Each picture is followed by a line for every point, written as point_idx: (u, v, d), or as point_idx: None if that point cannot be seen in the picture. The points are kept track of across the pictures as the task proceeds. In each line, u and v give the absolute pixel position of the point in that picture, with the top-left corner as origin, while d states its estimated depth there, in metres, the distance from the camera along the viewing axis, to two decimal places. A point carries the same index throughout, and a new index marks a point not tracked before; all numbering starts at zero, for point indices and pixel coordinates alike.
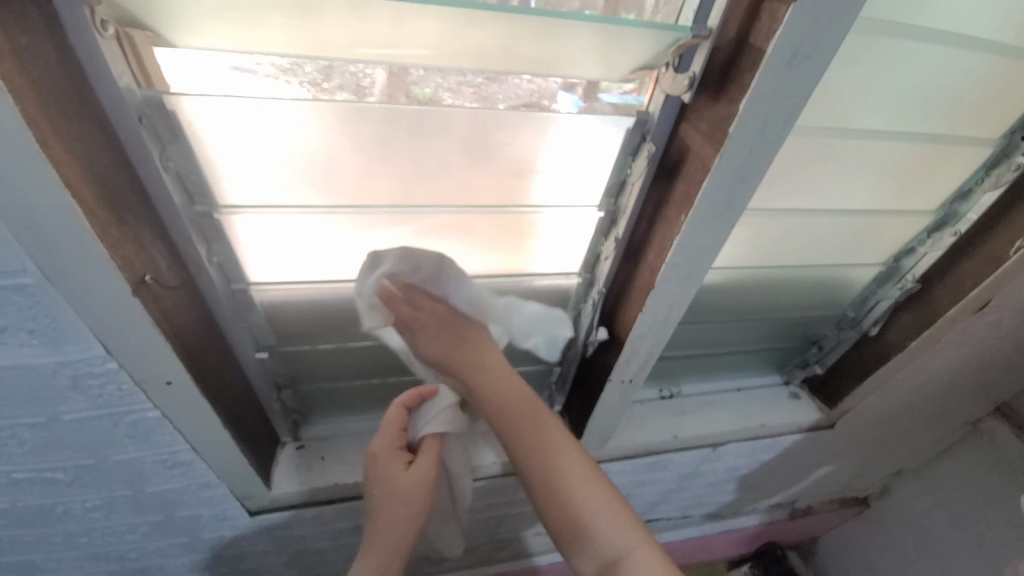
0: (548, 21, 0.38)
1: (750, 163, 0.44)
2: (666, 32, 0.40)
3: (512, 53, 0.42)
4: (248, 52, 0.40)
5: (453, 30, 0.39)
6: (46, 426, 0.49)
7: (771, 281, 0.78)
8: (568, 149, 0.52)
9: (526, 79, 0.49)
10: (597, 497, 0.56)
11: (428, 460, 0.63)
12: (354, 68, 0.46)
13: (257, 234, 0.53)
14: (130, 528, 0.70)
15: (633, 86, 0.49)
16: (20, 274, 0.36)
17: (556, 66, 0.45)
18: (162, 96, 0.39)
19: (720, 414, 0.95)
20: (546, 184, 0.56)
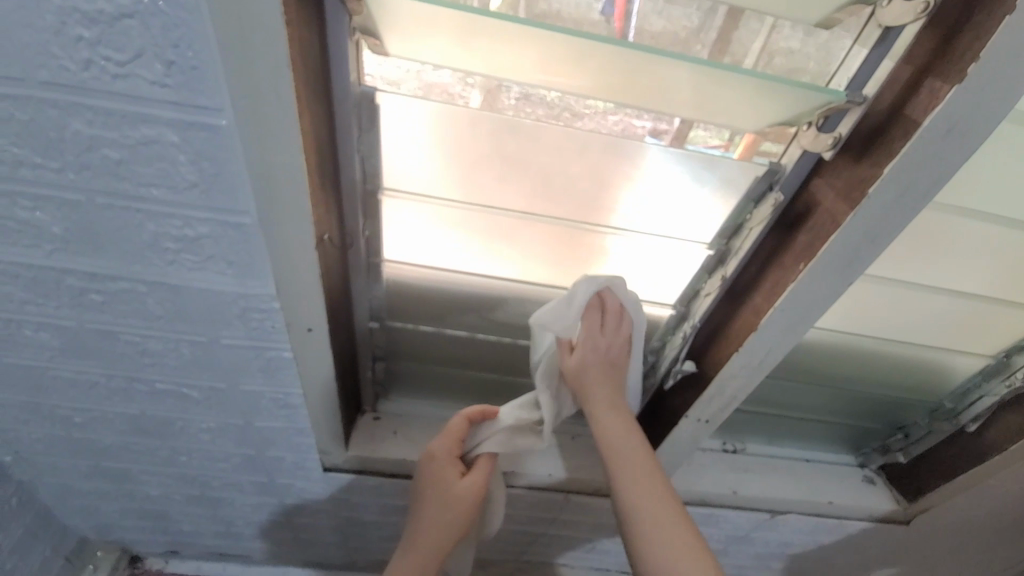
0: (659, 60, 0.42)
1: (878, 228, 0.46)
2: (771, 83, 0.43)
3: (640, 90, 0.47)
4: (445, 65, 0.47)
5: (623, 65, 0.44)
6: (203, 346, 0.58)
7: (866, 352, 0.76)
8: (665, 186, 0.56)
9: (614, 119, 0.54)
10: (694, 558, 0.58)
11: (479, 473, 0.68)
12: (451, 88, 0.53)
13: (400, 217, 0.61)
14: (226, 456, 0.78)
15: (720, 141, 0.55)
16: (243, 213, 0.44)
17: (687, 110, 0.49)
18: (374, 93, 0.47)
19: (785, 480, 0.91)
20: (637, 211, 0.59)
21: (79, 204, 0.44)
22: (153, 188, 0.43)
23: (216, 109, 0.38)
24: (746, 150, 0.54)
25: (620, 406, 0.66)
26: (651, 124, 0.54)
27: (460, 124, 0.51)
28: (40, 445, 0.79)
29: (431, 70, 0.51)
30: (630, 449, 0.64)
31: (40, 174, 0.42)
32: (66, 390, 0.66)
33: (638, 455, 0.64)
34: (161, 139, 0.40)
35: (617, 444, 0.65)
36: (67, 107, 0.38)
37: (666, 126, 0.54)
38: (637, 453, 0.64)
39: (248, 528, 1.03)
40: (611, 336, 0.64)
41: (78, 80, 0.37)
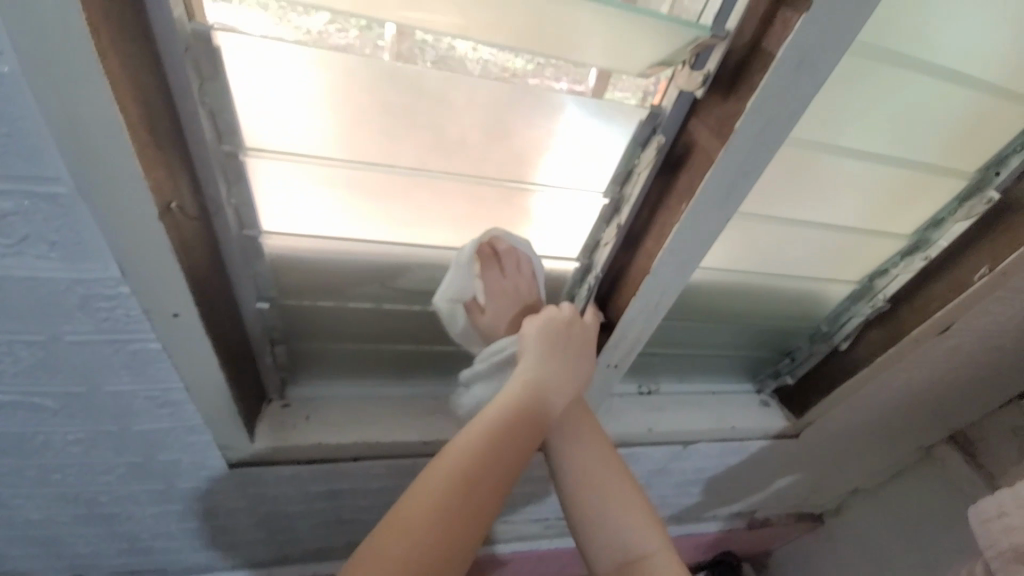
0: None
1: (746, 162, 0.48)
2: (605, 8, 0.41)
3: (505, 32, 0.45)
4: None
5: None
6: (47, 346, 0.50)
7: (755, 287, 0.82)
8: (575, 134, 0.55)
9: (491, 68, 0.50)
10: (629, 494, 0.57)
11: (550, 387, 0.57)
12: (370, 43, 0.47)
13: (273, 179, 0.55)
14: (109, 467, 0.69)
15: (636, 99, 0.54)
16: (55, 182, 0.37)
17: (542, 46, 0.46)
18: (212, 31, 0.41)
19: (696, 413, 0.99)
20: (557, 162, 0.58)
21: None
22: None
23: None
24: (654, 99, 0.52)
25: (585, 354, 0.61)
26: (568, 85, 0.52)
27: (332, 69, 0.46)
28: None
29: (336, 31, 0.45)
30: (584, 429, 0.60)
31: None
32: None
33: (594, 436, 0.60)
34: None
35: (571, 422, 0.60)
36: None
37: (582, 86, 0.52)
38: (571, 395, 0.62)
39: (159, 539, 0.94)
40: (518, 287, 0.62)
41: None
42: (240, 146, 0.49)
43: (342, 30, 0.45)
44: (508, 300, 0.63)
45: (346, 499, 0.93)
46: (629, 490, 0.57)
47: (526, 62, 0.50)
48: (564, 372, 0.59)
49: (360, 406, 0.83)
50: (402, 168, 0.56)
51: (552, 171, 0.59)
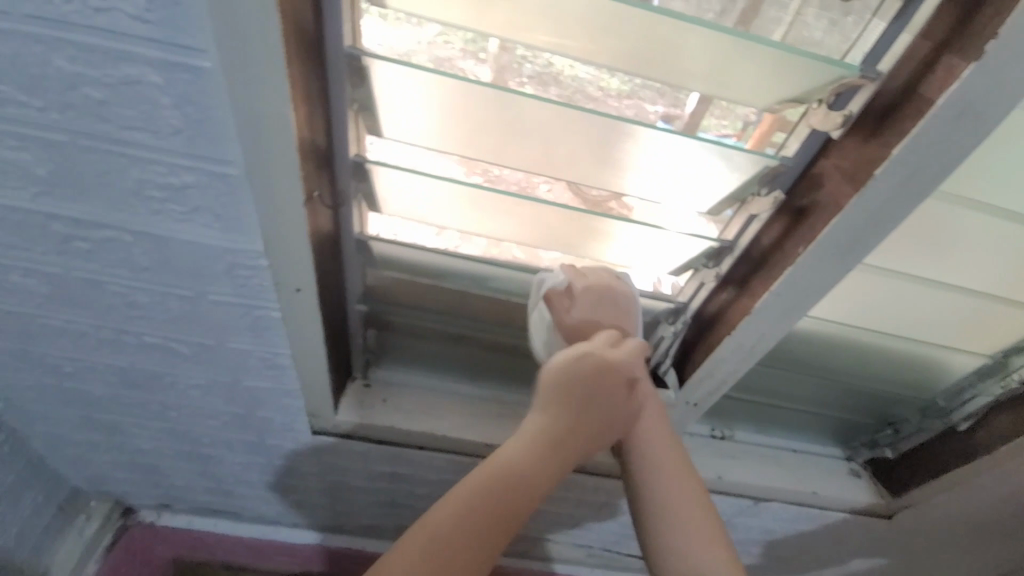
0: (651, 16, 0.41)
1: (883, 212, 0.45)
2: (724, 34, 0.41)
3: (631, 57, 0.45)
4: (443, 19, 0.44)
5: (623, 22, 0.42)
6: (191, 301, 0.57)
7: (861, 344, 0.75)
8: (658, 161, 0.51)
9: (616, 97, 0.50)
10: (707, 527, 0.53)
11: (615, 419, 0.53)
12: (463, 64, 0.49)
13: (392, 187, 0.58)
14: (216, 413, 0.78)
15: (733, 130, 0.51)
16: (229, 164, 0.43)
17: (658, 74, 0.46)
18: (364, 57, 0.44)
19: (772, 469, 0.92)
20: (644, 174, 0.53)
21: (63, 145, 0.43)
22: (136, 131, 0.41)
23: (200, 50, 0.36)
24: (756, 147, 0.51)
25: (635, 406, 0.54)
26: (664, 108, 0.51)
27: (444, 91, 0.47)
28: (31, 393, 0.78)
29: (443, 43, 0.48)
30: (668, 464, 0.56)
31: (22, 111, 0.41)
32: (56, 339, 0.65)
33: (678, 473, 0.56)
34: (144, 80, 0.38)
35: (653, 455, 0.56)
36: (48, 41, 0.37)
37: (679, 110, 0.51)
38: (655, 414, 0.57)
39: (240, 486, 1.04)
40: (605, 311, 0.56)
41: (58, 12, 0.35)
42: (366, 157, 0.53)
43: (447, 41, 0.47)
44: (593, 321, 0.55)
45: (404, 484, 0.97)
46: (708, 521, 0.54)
47: (620, 83, 0.50)
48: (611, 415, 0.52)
49: (432, 400, 0.87)
50: (490, 192, 0.56)
51: (637, 182, 0.54)
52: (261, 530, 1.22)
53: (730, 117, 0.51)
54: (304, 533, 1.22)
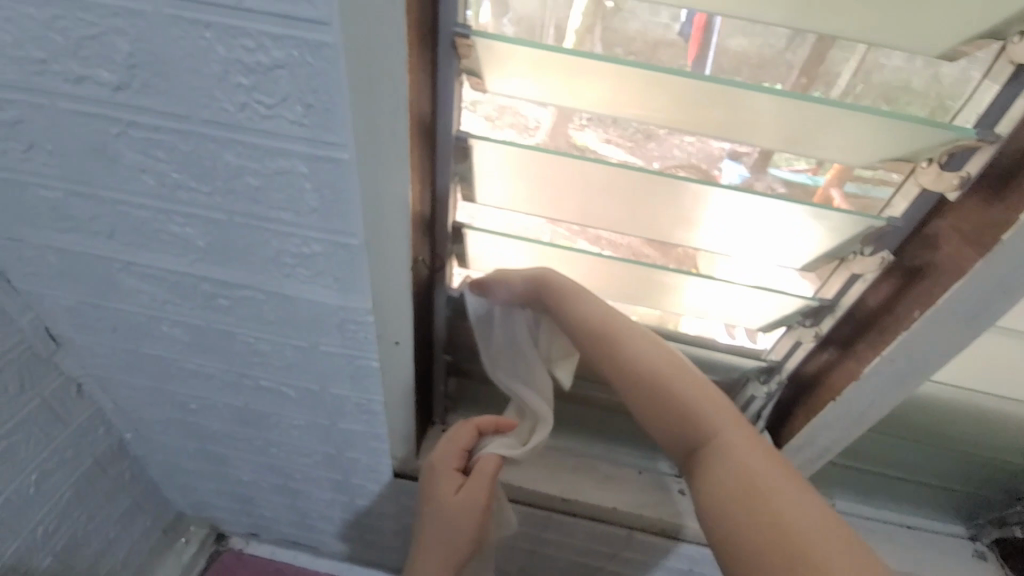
0: (725, 88, 0.42)
1: (1014, 281, 0.42)
2: (785, 99, 0.41)
3: (703, 119, 0.46)
4: (536, 96, 0.48)
5: (708, 97, 0.43)
6: (304, 350, 0.64)
7: (984, 410, 0.67)
8: (726, 219, 0.51)
9: (688, 140, 0.53)
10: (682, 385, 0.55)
11: (457, 534, 0.66)
12: (525, 114, 0.53)
13: (482, 246, 0.62)
14: (310, 451, 0.84)
15: (807, 165, 0.51)
16: (352, 235, 0.49)
17: (711, 130, 0.47)
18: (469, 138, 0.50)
19: (881, 545, 0.82)
20: (715, 229, 0.53)
21: (220, 221, 0.51)
22: (280, 210, 0.48)
23: (341, 144, 0.43)
24: (820, 199, 0.51)
25: (472, 505, 0.65)
26: (730, 146, 0.52)
27: (533, 163, 0.51)
28: (158, 425, 0.89)
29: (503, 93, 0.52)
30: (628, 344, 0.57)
31: (193, 195, 0.49)
32: (187, 379, 0.74)
33: (644, 346, 0.57)
34: (293, 170, 0.45)
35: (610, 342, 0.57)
36: (221, 140, 0.44)
37: (747, 148, 0.52)
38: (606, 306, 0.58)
39: (322, 521, 1.09)
40: (459, 443, 0.68)
41: (232, 119, 0.43)
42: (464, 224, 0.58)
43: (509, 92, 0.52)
44: (448, 460, 0.68)
45: None
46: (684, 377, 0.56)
47: None
48: (448, 522, 0.66)
49: None
50: (578, 253, 0.59)
51: (707, 237, 0.54)
52: (336, 566, 1.26)
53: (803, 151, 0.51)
54: (375, 574, 1.25)
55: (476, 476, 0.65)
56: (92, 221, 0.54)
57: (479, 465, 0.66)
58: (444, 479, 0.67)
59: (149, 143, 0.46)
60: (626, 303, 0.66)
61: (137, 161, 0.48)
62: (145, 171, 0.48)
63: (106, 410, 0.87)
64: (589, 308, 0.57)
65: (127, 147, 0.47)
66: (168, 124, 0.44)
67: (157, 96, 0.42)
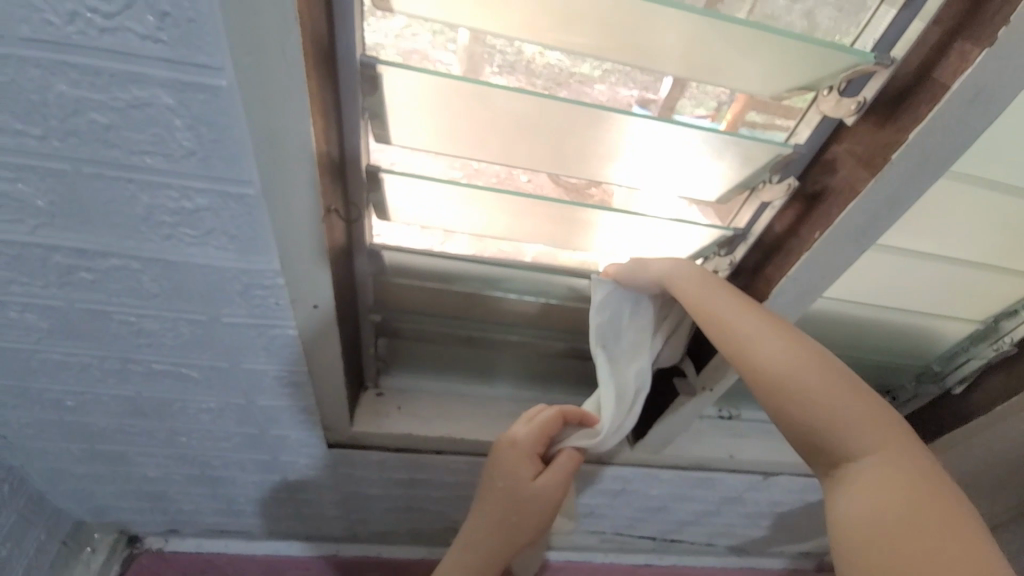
0: (638, 4, 0.40)
1: (896, 198, 0.46)
2: (696, 16, 0.40)
3: (619, 45, 0.44)
4: (446, 18, 0.42)
5: (629, 17, 0.41)
6: (205, 324, 0.55)
7: (863, 318, 0.78)
8: (644, 153, 0.51)
9: (600, 89, 0.50)
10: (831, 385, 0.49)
11: (529, 525, 0.63)
12: (435, 59, 0.47)
13: (402, 194, 0.56)
14: (228, 435, 0.76)
15: (708, 111, 0.52)
16: (247, 184, 0.42)
17: (621, 57, 0.45)
18: (376, 64, 0.43)
19: (780, 444, 0.95)
20: (629, 163, 0.53)
21: (65, 174, 0.41)
22: (148, 155, 0.40)
23: (218, 69, 0.35)
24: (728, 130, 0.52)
25: (552, 496, 0.63)
26: (638, 92, 0.51)
27: (453, 95, 0.46)
28: (28, 430, 0.75)
29: (409, 35, 0.46)
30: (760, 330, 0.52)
31: (18, 140, 0.38)
32: (57, 373, 0.62)
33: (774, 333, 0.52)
34: (157, 102, 0.36)
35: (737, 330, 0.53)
36: (49, 65, 0.34)
37: (654, 94, 0.51)
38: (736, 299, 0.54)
39: (252, 504, 1.02)
40: (545, 429, 0.65)
41: (60, 35, 0.33)
42: (378, 167, 0.52)
43: (415, 34, 0.46)
44: (532, 443, 0.65)
45: (421, 489, 0.97)
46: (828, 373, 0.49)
47: (591, 67, 0.49)
48: (525, 511, 0.62)
49: (449, 404, 0.87)
50: (502, 195, 0.55)
51: (622, 171, 0.54)
52: (273, 546, 1.20)
53: (703, 98, 0.52)
54: (318, 546, 1.21)
55: (564, 464, 0.64)
56: None
57: (561, 457, 0.64)
58: (527, 461, 0.64)
59: None
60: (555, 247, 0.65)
61: None
62: None
63: None
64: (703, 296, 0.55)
65: None
66: None
67: None
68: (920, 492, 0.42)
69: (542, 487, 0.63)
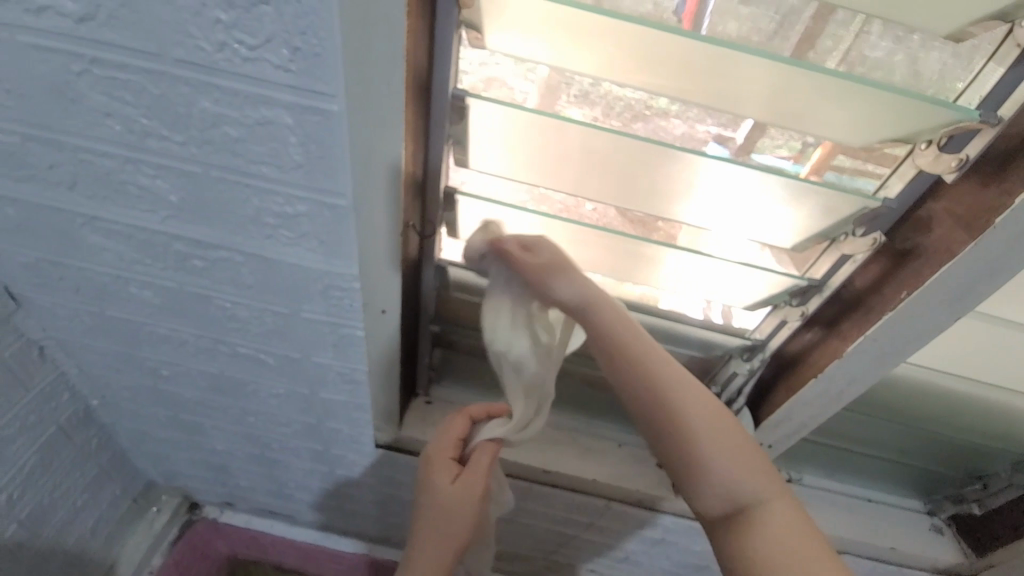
0: (722, 52, 0.40)
1: (999, 262, 0.43)
2: (780, 65, 0.40)
3: (699, 88, 0.45)
4: (535, 54, 0.45)
5: (710, 64, 0.42)
6: (285, 316, 0.61)
7: (954, 392, 0.71)
8: (717, 194, 0.51)
9: (676, 124, 0.51)
10: (732, 439, 0.53)
11: (458, 523, 0.65)
12: (512, 87, 0.50)
13: (472, 214, 0.60)
14: (289, 421, 0.82)
15: (791, 152, 0.50)
16: (339, 196, 0.47)
17: (701, 99, 0.46)
18: (463, 96, 0.47)
19: (844, 518, 0.87)
20: (701, 201, 0.52)
21: (195, 175, 0.48)
22: (261, 164, 0.45)
23: (329, 95, 0.40)
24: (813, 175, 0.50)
25: (471, 493, 0.64)
26: (717, 128, 0.50)
27: (532, 128, 0.49)
28: (127, 392, 0.85)
29: (493, 63, 0.49)
30: (676, 386, 0.53)
31: (164, 144, 0.46)
32: (157, 344, 0.71)
33: (691, 389, 0.53)
34: (276, 120, 0.42)
35: (661, 388, 0.52)
36: (196, 84, 0.41)
37: (733, 132, 0.50)
38: (655, 352, 0.54)
39: (299, 491, 1.08)
40: (452, 432, 0.66)
41: (209, 60, 0.39)
42: (455, 189, 0.56)
43: (497, 62, 0.49)
44: (443, 449, 0.66)
45: None
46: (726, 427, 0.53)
47: (669, 103, 0.50)
48: (449, 509, 0.64)
49: None
50: (569, 224, 0.57)
51: (693, 209, 0.54)
52: (313, 535, 1.25)
53: (787, 139, 0.50)
54: (353, 543, 1.25)
55: (477, 464, 0.64)
56: (51, 171, 0.50)
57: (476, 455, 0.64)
58: (439, 467, 0.65)
59: (116, 85, 0.42)
60: (616, 281, 0.65)
61: (100, 103, 0.43)
62: (111, 116, 0.44)
63: (71, 375, 0.82)
64: (625, 339, 0.53)
65: (88, 87, 0.42)
66: (135, 62, 0.40)
67: (124, 30, 0.38)
68: (792, 527, 0.50)
69: (462, 486, 0.64)
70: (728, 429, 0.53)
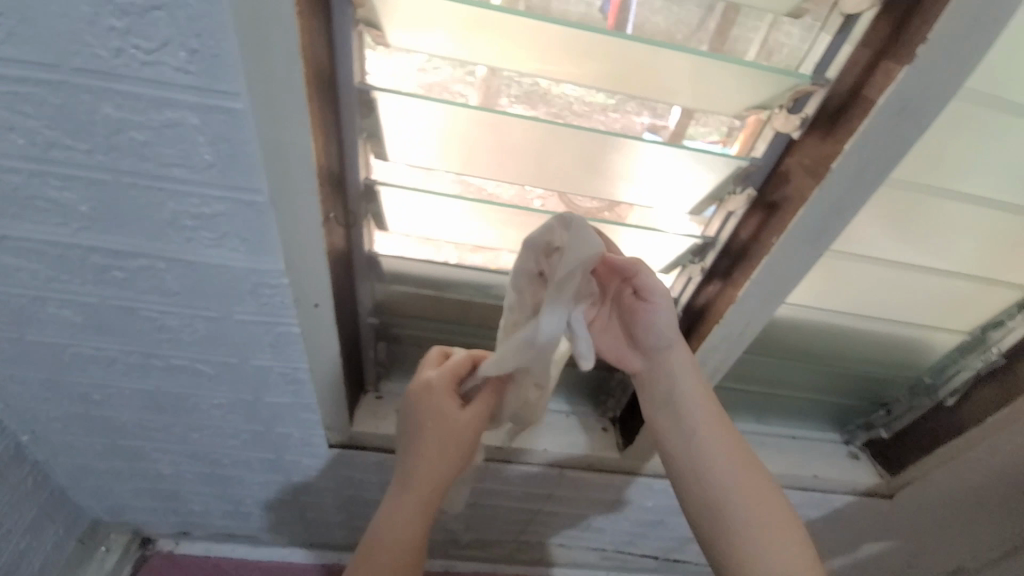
0: (596, 38, 0.45)
1: (843, 201, 0.51)
2: (645, 45, 0.45)
3: (582, 71, 0.49)
4: (451, 50, 0.48)
5: (586, 49, 0.47)
6: (219, 321, 0.61)
7: (847, 328, 0.80)
8: (652, 175, 0.56)
9: (612, 116, 0.54)
10: (755, 480, 0.62)
11: (461, 452, 0.64)
12: (454, 87, 0.53)
13: (395, 202, 0.63)
14: (237, 432, 0.82)
15: (719, 136, 0.56)
16: (257, 192, 0.48)
17: (590, 80, 0.50)
18: (371, 91, 0.50)
19: (773, 456, 0.96)
20: (639, 183, 0.58)
21: (107, 183, 0.48)
22: (175, 167, 0.46)
23: (234, 94, 0.42)
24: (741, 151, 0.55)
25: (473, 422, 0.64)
26: (650, 120, 0.55)
27: (439, 117, 0.52)
28: (59, 423, 0.81)
29: (431, 69, 0.52)
30: (711, 432, 0.63)
31: (70, 154, 0.46)
32: (86, 366, 0.69)
33: (724, 435, 0.64)
34: (184, 122, 0.43)
35: (703, 430, 0.63)
36: (97, 91, 0.42)
37: (664, 121, 0.55)
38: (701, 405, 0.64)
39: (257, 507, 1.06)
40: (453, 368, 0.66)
41: (108, 67, 0.40)
42: (374, 180, 0.58)
43: (437, 68, 0.51)
44: (446, 381, 0.65)
45: None
46: (750, 470, 0.62)
47: (607, 97, 0.54)
48: (454, 438, 0.63)
49: None
50: (488, 205, 0.61)
51: (634, 189, 0.58)
52: (277, 553, 1.23)
53: (715, 125, 0.55)
54: (320, 554, 1.24)
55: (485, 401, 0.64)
56: None
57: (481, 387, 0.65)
58: (448, 395, 0.64)
59: (12, 96, 0.42)
60: None
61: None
62: (10, 129, 0.44)
63: None
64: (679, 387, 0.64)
65: None
66: (31, 74, 0.41)
67: (15, 41, 0.39)
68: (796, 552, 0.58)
69: (467, 419, 0.64)
70: (749, 474, 0.62)
